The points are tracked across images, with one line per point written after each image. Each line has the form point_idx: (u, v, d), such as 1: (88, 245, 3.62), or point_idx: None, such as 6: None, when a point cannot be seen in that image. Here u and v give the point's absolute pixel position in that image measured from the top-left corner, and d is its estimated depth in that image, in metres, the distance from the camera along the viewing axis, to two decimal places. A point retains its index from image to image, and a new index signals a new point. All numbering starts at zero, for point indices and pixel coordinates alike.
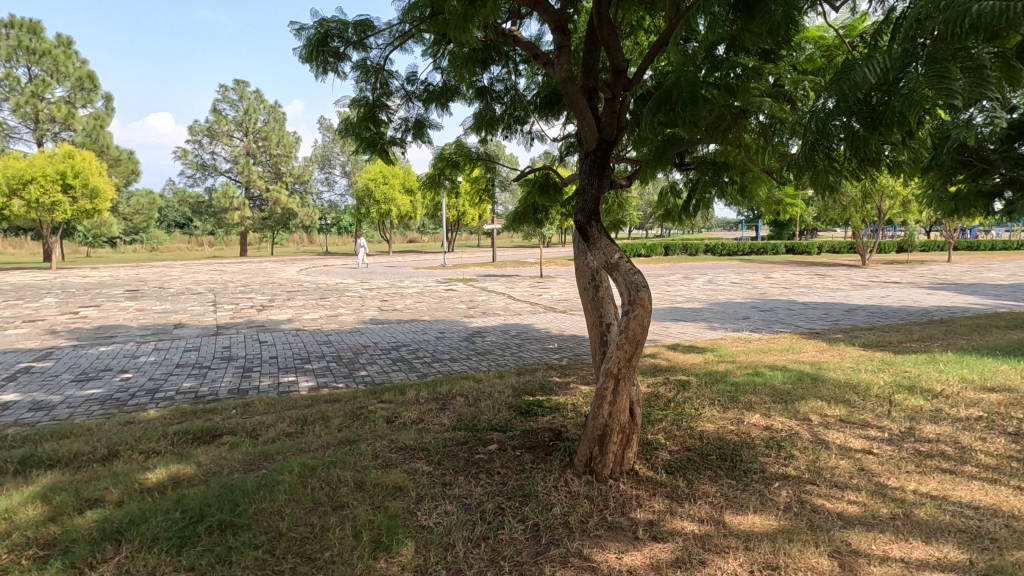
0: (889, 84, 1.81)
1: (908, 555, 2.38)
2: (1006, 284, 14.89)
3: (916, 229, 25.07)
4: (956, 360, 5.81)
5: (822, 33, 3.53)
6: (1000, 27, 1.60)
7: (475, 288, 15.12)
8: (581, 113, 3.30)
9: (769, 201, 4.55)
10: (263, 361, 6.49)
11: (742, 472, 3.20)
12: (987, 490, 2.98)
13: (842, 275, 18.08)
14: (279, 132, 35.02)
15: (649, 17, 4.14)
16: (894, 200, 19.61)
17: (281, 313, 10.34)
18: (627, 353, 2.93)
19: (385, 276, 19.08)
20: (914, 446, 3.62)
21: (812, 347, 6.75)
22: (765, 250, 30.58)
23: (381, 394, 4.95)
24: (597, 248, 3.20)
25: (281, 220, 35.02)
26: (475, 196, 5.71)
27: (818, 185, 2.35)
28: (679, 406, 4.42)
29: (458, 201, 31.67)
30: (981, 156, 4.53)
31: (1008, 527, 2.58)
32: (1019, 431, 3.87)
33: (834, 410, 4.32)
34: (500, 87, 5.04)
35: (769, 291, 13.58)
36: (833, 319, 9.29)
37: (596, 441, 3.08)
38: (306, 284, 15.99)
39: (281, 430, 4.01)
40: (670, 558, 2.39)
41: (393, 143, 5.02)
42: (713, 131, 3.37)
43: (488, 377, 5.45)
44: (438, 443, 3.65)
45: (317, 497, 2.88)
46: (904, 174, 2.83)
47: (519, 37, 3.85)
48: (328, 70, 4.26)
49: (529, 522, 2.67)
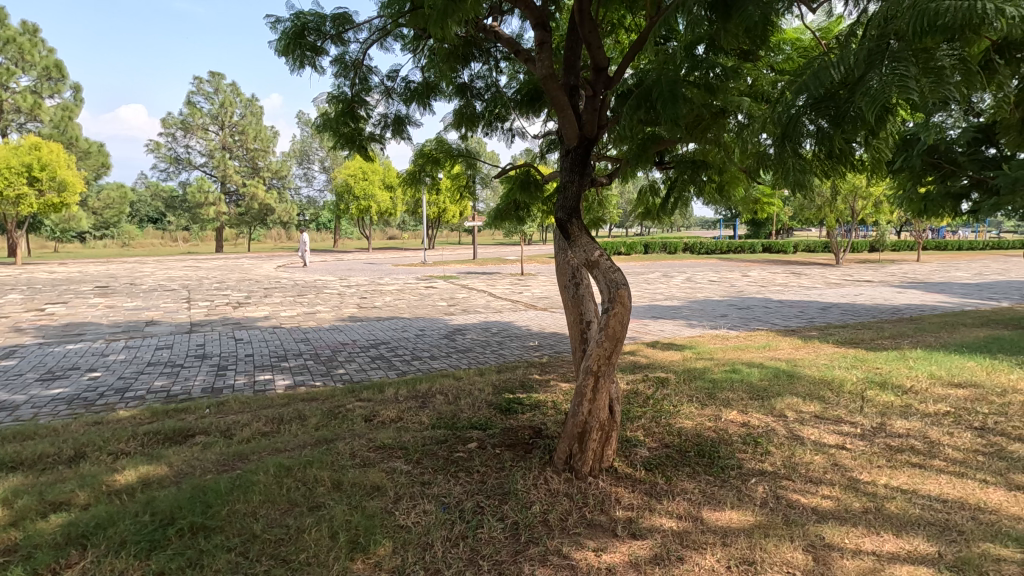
0: (854, 83, 1.82)
1: (880, 548, 2.43)
2: (972, 283, 15.34)
3: (887, 229, 25.72)
4: (925, 357, 5.97)
5: (799, 35, 3.59)
6: (961, 27, 1.60)
7: (456, 285, 15.05)
8: (562, 110, 3.28)
9: (747, 200, 4.60)
10: (239, 358, 6.38)
11: (719, 468, 3.24)
12: (955, 483, 3.06)
13: (817, 274, 18.43)
14: (256, 125, 34.38)
15: (629, 17, 4.19)
16: (867, 200, 20.13)
17: (258, 309, 10.16)
18: (607, 351, 2.93)
19: (364, 274, 18.92)
20: (885, 441, 3.70)
21: (787, 344, 6.88)
22: (742, 250, 31.02)
23: (359, 392, 4.88)
24: (577, 246, 3.21)
25: (259, 216, 34.38)
26: (455, 193, 5.69)
27: (791, 183, 2.38)
28: (658, 402, 4.47)
29: (439, 199, 31.57)
30: (949, 158, 4.75)
31: (974, 520, 2.66)
32: (984, 425, 3.98)
33: (809, 406, 4.39)
34: (481, 85, 5.03)
35: (746, 290, 13.75)
36: (808, 317, 9.46)
37: (575, 438, 3.09)
38: (284, 281, 15.78)
39: (256, 429, 3.94)
40: (649, 555, 2.39)
41: (372, 140, 4.95)
42: (692, 130, 3.41)
43: (468, 375, 5.42)
44: (417, 442, 3.62)
45: (293, 498, 2.83)
46: (876, 174, 2.88)
47: (500, 33, 3.82)
48: (306, 64, 4.17)
49: (508, 521, 2.66)
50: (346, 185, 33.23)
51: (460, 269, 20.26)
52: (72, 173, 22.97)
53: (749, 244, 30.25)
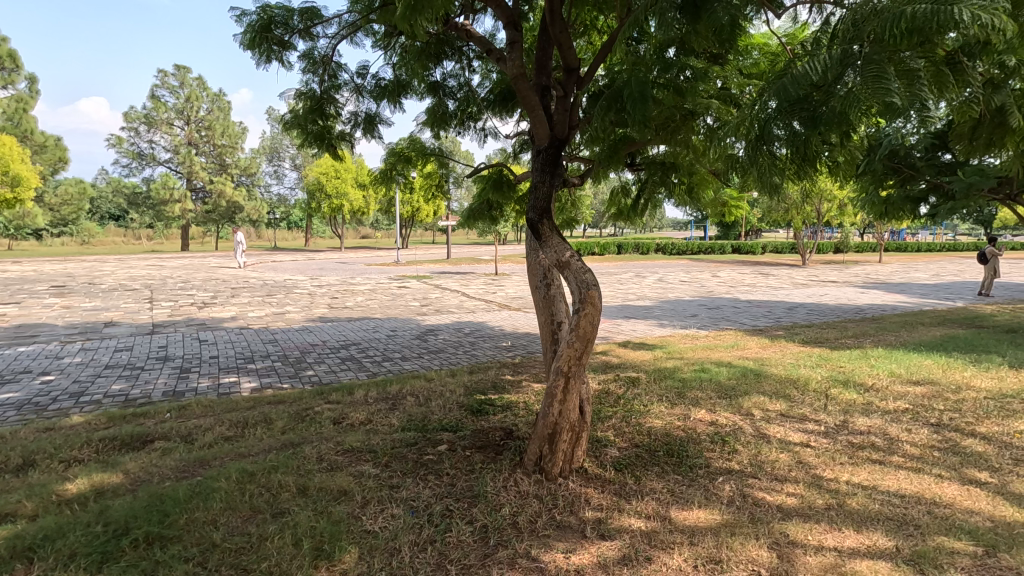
0: (828, 85, 1.84)
1: (841, 544, 2.48)
2: (930, 284, 15.90)
3: (851, 231, 26.53)
4: (885, 355, 6.14)
5: (766, 40, 3.66)
6: (931, 30, 1.65)
7: (430, 285, 14.92)
8: (533, 109, 3.25)
9: (716, 202, 4.67)
10: (203, 360, 6.21)
11: (687, 468, 3.27)
12: (912, 479, 3.14)
13: (784, 275, 18.87)
14: (223, 121, 33.49)
15: (602, 18, 4.20)
16: (832, 201, 20.70)
17: (225, 310, 9.90)
18: (578, 351, 2.92)
19: (335, 273, 18.68)
20: (847, 438, 3.80)
21: (755, 343, 7.01)
22: (713, 250, 31.56)
23: (328, 394, 4.79)
24: (549, 246, 3.19)
25: (227, 214, 33.56)
26: (428, 193, 5.62)
27: (762, 186, 2.39)
28: (628, 402, 4.49)
29: (413, 198, 31.40)
30: (909, 163, 5.15)
31: (930, 514, 2.74)
32: (940, 421, 4.12)
33: (775, 405, 4.47)
34: (454, 83, 4.99)
35: (716, 290, 13.98)
36: (775, 317, 9.66)
37: (546, 439, 3.08)
38: (253, 280, 15.45)
39: (219, 434, 3.82)
40: (617, 556, 2.40)
41: (343, 138, 4.87)
42: (663, 132, 3.43)
43: (439, 377, 5.34)
44: (386, 444, 3.56)
45: (256, 504, 2.75)
46: (841, 177, 2.93)
47: (473, 32, 3.78)
48: (272, 58, 4.07)
49: (477, 524, 2.63)
50: (318, 182, 32.67)
51: (433, 269, 20.12)
52: (26, 167, 21.99)
53: (719, 245, 30.82)
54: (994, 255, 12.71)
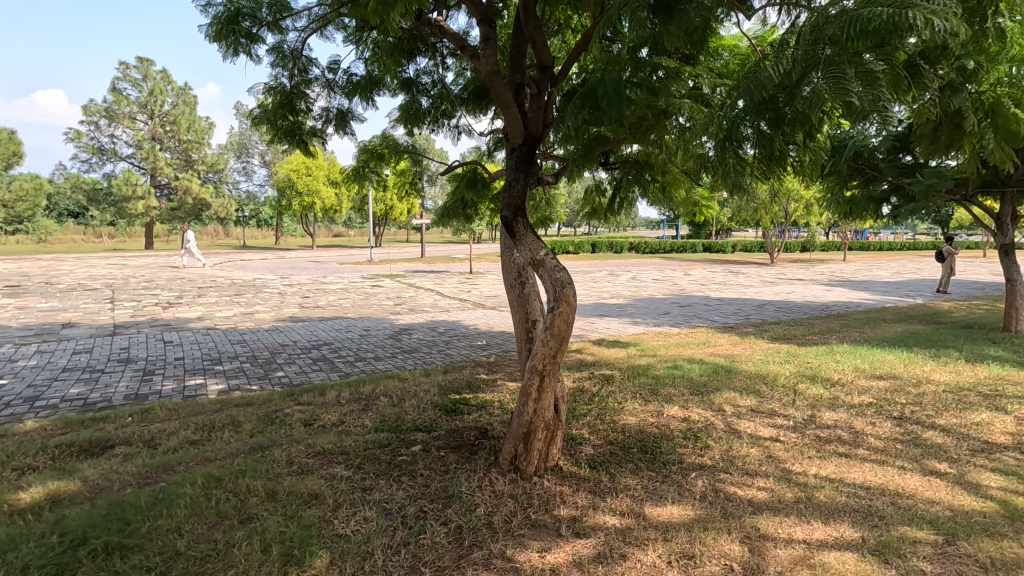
0: (792, 86, 1.85)
1: (810, 536, 2.53)
2: (891, 281, 16.46)
3: (817, 231, 27.25)
4: (850, 351, 6.32)
5: (737, 42, 3.70)
6: (888, 34, 1.68)
7: (404, 284, 14.78)
8: (507, 106, 3.23)
9: (688, 201, 4.73)
10: (167, 362, 6.01)
11: (661, 464, 3.30)
12: (877, 471, 3.23)
13: (753, 273, 19.27)
14: (189, 116, 32.55)
15: (576, 17, 4.22)
16: (799, 201, 21.26)
17: (191, 310, 9.62)
18: (552, 350, 2.92)
19: (306, 271, 18.37)
20: (815, 432, 3.89)
21: (725, 340, 7.14)
22: (685, 249, 32.04)
23: (298, 396, 4.68)
24: (523, 245, 3.18)
25: (193, 211, 32.65)
26: (401, 191, 5.54)
27: (732, 185, 2.41)
28: (602, 400, 4.50)
29: (386, 196, 31.08)
30: (872, 165, 5.49)
31: (894, 505, 2.82)
32: (903, 415, 4.25)
33: (745, 400, 4.55)
34: (427, 80, 4.93)
35: (688, 288, 14.20)
36: (745, 314, 9.85)
37: (520, 438, 3.07)
38: (221, 280, 15.05)
39: (184, 437, 3.70)
40: (592, 554, 2.40)
41: (314, 135, 4.76)
42: (636, 131, 3.45)
43: (413, 376, 5.29)
44: (359, 446, 3.50)
45: (223, 510, 2.67)
46: (809, 176, 2.98)
47: (446, 29, 3.74)
48: (240, 51, 3.96)
49: (452, 525, 2.60)
50: (288, 179, 32.04)
51: (407, 268, 19.95)
52: None
53: (690, 245, 31.32)
54: (950, 254, 13.21)
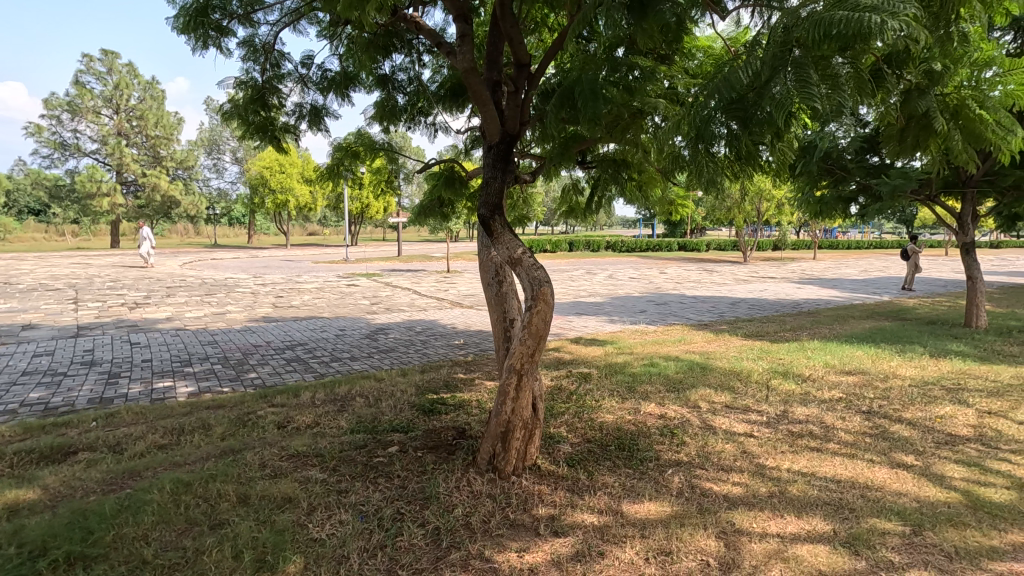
0: (761, 87, 1.87)
1: (783, 530, 2.57)
2: (858, 279, 16.92)
3: (788, 229, 27.84)
4: (820, 347, 6.47)
5: (711, 43, 3.74)
6: (852, 39, 1.71)
7: (380, 283, 14.63)
8: (483, 104, 3.20)
9: (664, 201, 4.78)
10: (134, 364, 5.83)
11: (638, 461, 3.32)
12: (847, 464, 3.31)
13: (727, 271, 19.60)
14: (157, 111, 31.66)
15: (552, 16, 4.21)
16: (770, 201, 21.71)
17: (160, 310, 9.36)
18: (530, 349, 2.91)
19: (280, 270, 18.06)
20: (787, 428, 3.96)
21: (700, 337, 7.24)
22: (661, 248, 32.42)
23: (271, 398, 4.58)
24: (500, 243, 3.16)
25: (162, 209, 31.80)
26: (377, 189, 5.47)
27: (705, 184, 2.43)
28: (580, 398, 4.52)
29: (362, 194, 30.73)
30: (841, 166, 5.69)
31: (863, 497, 2.88)
32: (871, 409, 4.36)
33: (720, 397, 4.62)
34: (403, 77, 4.88)
35: (664, 286, 14.36)
36: (719, 312, 10.01)
37: (498, 438, 3.06)
38: (192, 279, 14.69)
39: (152, 442, 3.59)
40: (570, 553, 2.40)
41: (287, 131, 4.67)
42: (612, 130, 3.46)
43: (390, 376, 5.23)
44: (334, 448, 3.44)
45: (192, 516, 2.60)
46: (781, 176, 3.03)
47: (422, 25, 3.69)
48: (209, 45, 3.86)
49: (429, 526, 2.58)
50: (261, 177, 31.41)
51: (384, 267, 19.76)
52: None
53: (666, 244, 31.72)
54: (915, 252, 13.63)
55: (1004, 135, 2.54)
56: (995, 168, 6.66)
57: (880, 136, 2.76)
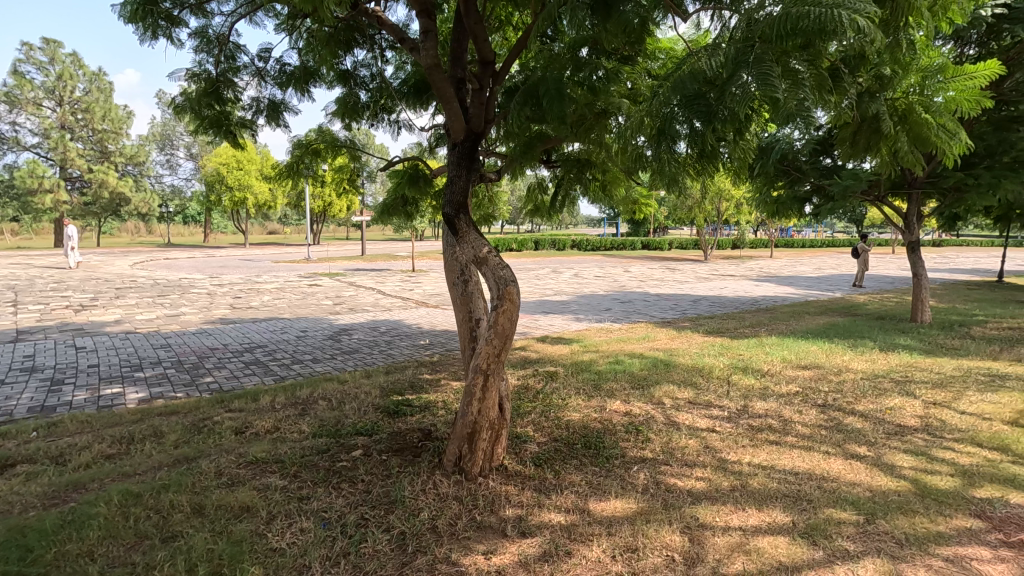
0: (723, 83, 1.89)
1: (745, 523, 2.63)
2: (812, 277, 17.55)
3: (747, 229, 28.65)
4: (778, 343, 6.67)
5: (673, 45, 3.80)
6: (814, 35, 1.74)
7: (343, 282, 14.34)
8: (448, 101, 3.16)
9: (628, 200, 4.83)
10: (79, 370, 5.53)
11: (604, 459, 3.35)
12: (805, 456, 3.41)
13: (689, 269, 20.03)
14: (104, 104, 30.21)
15: (517, 15, 4.21)
16: (729, 201, 22.31)
17: (109, 313, 8.94)
18: (496, 349, 2.89)
19: (239, 270, 17.50)
20: (748, 422, 4.06)
21: (664, 335, 7.37)
22: (625, 247, 32.88)
23: (229, 403, 4.42)
24: (466, 242, 3.12)
25: (110, 206, 30.38)
26: (339, 187, 5.35)
27: (668, 183, 2.45)
28: (547, 397, 4.52)
29: (324, 193, 30.07)
30: (796, 167, 5.92)
31: (820, 488, 2.98)
32: (826, 402, 4.52)
33: (683, 393, 4.70)
34: (366, 73, 4.78)
35: (628, 284, 14.54)
36: (682, 309, 10.22)
37: (465, 439, 3.03)
38: (143, 280, 14.08)
39: (99, 452, 3.41)
40: (537, 553, 2.39)
41: (243, 126, 4.50)
42: (577, 130, 3.47)
43: (353, 378, 5.12)
44: (295, 453, 3.34)
45: (142, 529, 2.47)
46: (740, 177, 3.09)
47: (385, 20, 3.61)
48: (159, 35, 3.69)
49: (394, 531, 2.52)
50: (217, 174, 30.39)
51: (348, 266, 19.40)
52: None
53: (630, 242, 32.24)
54: (865, 251, 14.22)
55: (948, 138, 2.65)
56: (938, 171, 6.99)
57: (834, 138, 2.85)
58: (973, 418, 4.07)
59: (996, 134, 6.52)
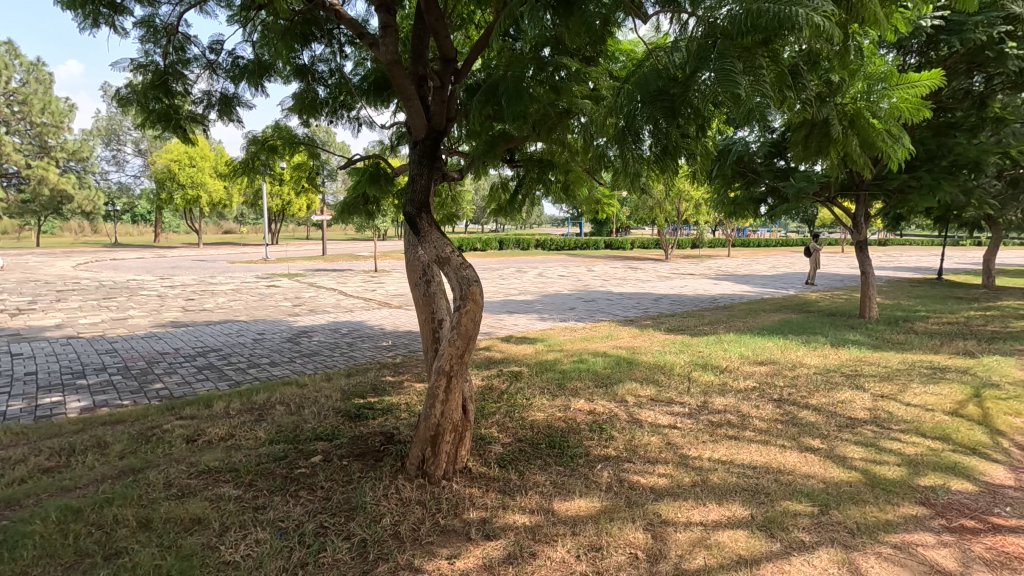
0: (687, 79, 1.91)
1: (706, 518, 2.67)
2: (768, 275, 18.15)
3: (705, 229, 29.40)
4: (736, 340, 6.85)
5: (633, 47, 3.84)
6: (774, 32, 1.77)
7: (302, 283, 13.98)
8: (409, 98, 3.09)
9: (590, 200, 4.86)
10: (15, 378, 5.20)
11: (569, 458, 3.35)
12: (762, 450, 3.51)
13: (651, 268, 20.38)
14: (44, 96, 28.57)
15: (479, 13, 4.18)
16: (689, 201, 22.85)
17: (48, 317, 8.44)
18: (459, 350, 2.85)
19: (192, 271, 16.83)
20: (708, 418, 4.15)
21: (627, 333, 7.46)
22: (588, 246, 33.26)
23: (180, 410, 4.22)
24: (428, 242, 3.07)
25: (51, 204, 28.77)
26: (297, 185, 5.19)
27: (631, 182, 2.45)
28: (511, 397, 4.51)
29: (283, 191, 29.27)
30: (752, 169, 6.11)
31: (777, 481, 3.06)
32: (782, 396, 4.66)
33: (646, 390, 4.77)
34: (324, 69, 4.65)
35: (591, 283, 14.67)
36: (644, 308, 10.38)
37: (428, 442, 2.98)
38: (87, 281, 13.38)
39: (35, 465, 3.20)
40: (502, 556, 2.36)
41: (194, 120, 4.31)
42: (540, 129, 3.47)
43: (313, 382, 4.99)
44: (250, 461, 3.21)
45: (83, 547, 2.33)
46: (698, 178, 3.15)
47: (343, 14, 3.51)
48: (101, 23, 3.49)
49: (355, 538, 2.46)
50: (168, 170, 29.16)
51: (307, 266, 18.91)
52: None
53: (593, 242, 32.61)
54: (816, 250, 14.80)
55: (893, 142, 2.76)
56: (884, 173, 7.32)
57: (787, 141, 2.92)
58: (918, 409, 4.27)
59: (935, 140, 6.94)
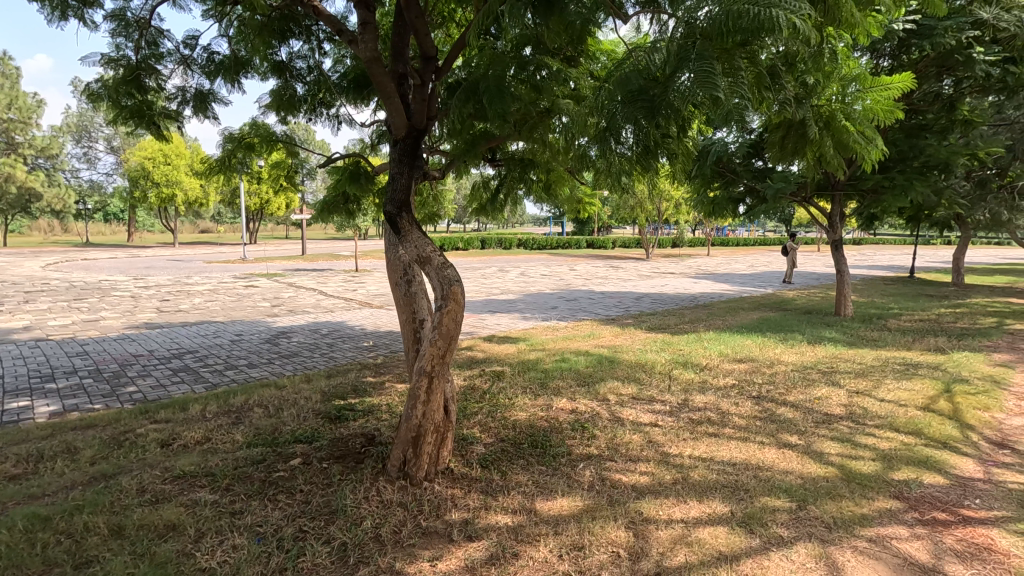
0: (667, 79, 1.91)
1: (687, 515, 2.69)
2: (746, 273, 18.42)
3: (685, 228, 29.72)
4: (715, 338, 6.93)
5: (614, 48, 3.86)
6: (753, 33, 1.79)
7: (281, 283, 13.78)
8: (388, 97, 3.06)
9: (571, 200, 4.87)
10: None
11: (551, 457, 3.35)
12: (741, 447, 3.55)
13: (632, 268, 20.52)
14: (10, 91, 27.69)
15: (460, 11, 4.16)
16: (669, 201, 23.07)
17: (15, 319, 8.18)
18: (441, 350, 2.84)
19: (166, 271, 16.48)
20: (688, 416, 4.18)
21: (608, 332, 7.50)
22: (570, 246, 33.39)
23: (154, 413, 4.12)
24: (409, 241, 3.04)
25: (18, 203, 27.91)
26: (274, 184, 5.10)
27: (612, 181, 2.46)
28: (493, 397, 4.50)
29: (261, 190, 28.82)
30: (731, 169, 6.19)
31: (756, 477, 3.10)
32: (761, 394, 4.72)
33: (627, 389, 4.79)
34: (302, 66, 4.58)
35: (574, 283, 14.72)
36: (625, 307, 10.45)
37: (409, 443, 2.95)
38: (56, 282, 13.01)
39: (1, 472, 3.09)
40: (484, 556, 2.35)
41: (167, 116, 4.21)
42: (521, 128, 3.46)
43: (292, 383, 4.91)
44: (227, 465, 3.15)
45: (52, 557, 2.25)
46: (678, 177, 3.18)
47: (321, 10, 3.46)
48: (70, 15, 3.39)
49: (335, 542, 2.42)
50: (142, 168, 28.50)
51: (286, 266, 18.64)
52: None
53: (574, 241, 32.75)
54: (793, 249, 15.06)
55: (866, 144, 2.82)
56: (858, 173, 7.49)
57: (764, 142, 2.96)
58: (891, 404, 4.37)
59: (907, 141, 7.12)
